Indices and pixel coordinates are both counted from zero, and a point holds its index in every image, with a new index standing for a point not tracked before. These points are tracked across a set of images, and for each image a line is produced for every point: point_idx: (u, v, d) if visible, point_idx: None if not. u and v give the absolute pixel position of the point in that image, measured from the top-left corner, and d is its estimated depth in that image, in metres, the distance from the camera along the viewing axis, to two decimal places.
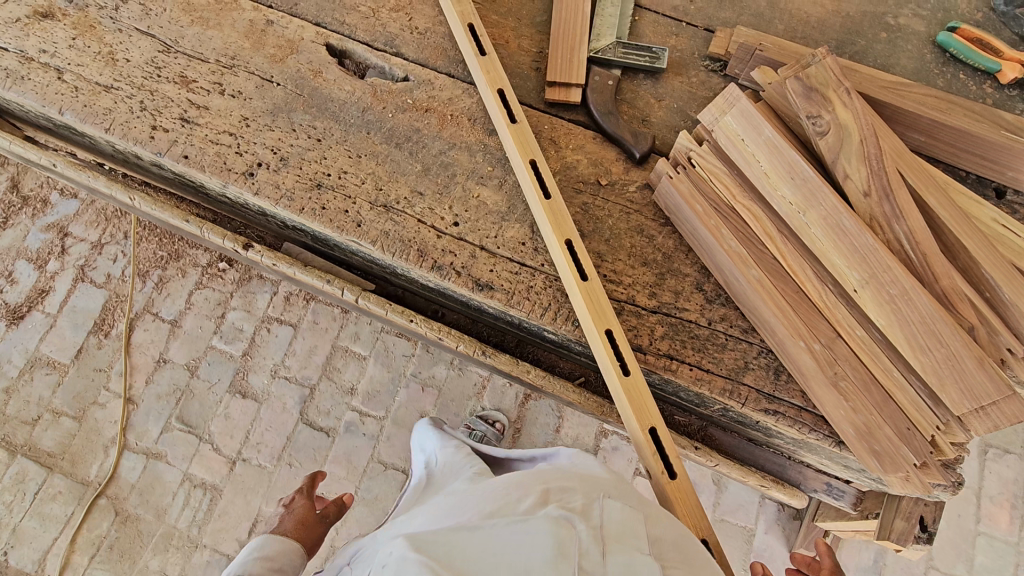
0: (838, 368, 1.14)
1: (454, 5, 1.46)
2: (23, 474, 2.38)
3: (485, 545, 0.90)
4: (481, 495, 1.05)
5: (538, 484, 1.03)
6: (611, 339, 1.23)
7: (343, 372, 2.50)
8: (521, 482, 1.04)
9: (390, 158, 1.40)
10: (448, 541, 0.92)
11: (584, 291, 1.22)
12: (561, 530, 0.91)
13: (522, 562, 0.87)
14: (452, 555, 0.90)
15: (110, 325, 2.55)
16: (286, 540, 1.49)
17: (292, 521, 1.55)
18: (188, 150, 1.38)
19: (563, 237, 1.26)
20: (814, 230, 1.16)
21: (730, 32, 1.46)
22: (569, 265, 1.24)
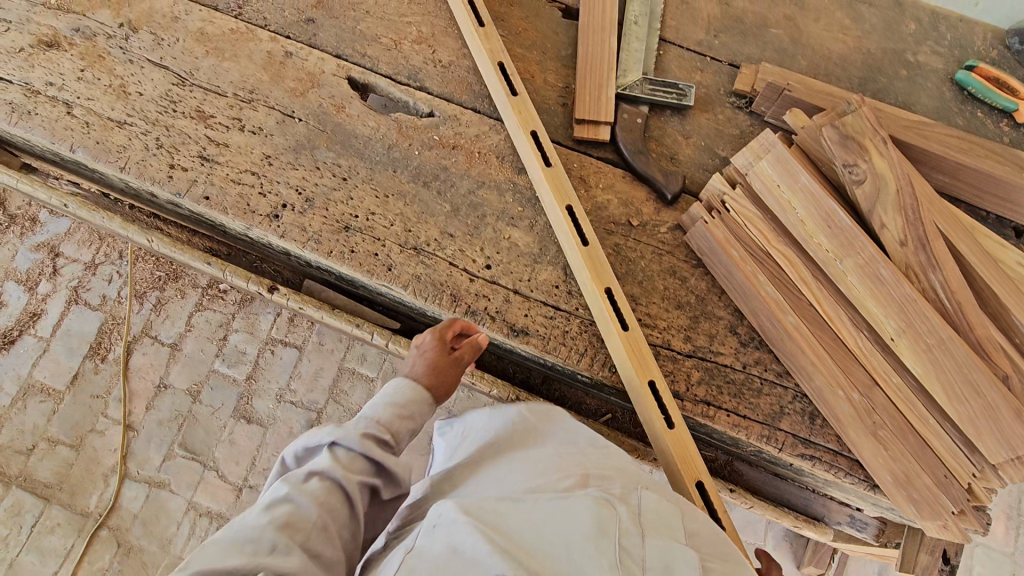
0: (876, 417, 1.16)
1: (482, 41, 1.43)
2: (19, 506, 2.29)
3: (529, 513, 0.84)
4: (515, 471, 0.99)
5: (575, 467, 0.97)
6: (653, 389, 1.23)
7: (350, 395, 2.45)
8: (558, 463, 0.99)
9: (417, 198, 1.37)
10: (494, 506, 0.86)
11: (624, 340, 1.22)
12: (604, 507, 0.85)
13: (568, 531, 0.80)
14: (499, 519, 0.84)
15: (106, 349, 2.47)
16: (420, 389, 1.17)
17: (428, 365, 1.18)
18: (209, 191, 1.33)
19: (603, 286, 1.26)
20: (851, 278, 1.18)
21: (755, 69, 1.46)
22: (607, 312, 1.24)
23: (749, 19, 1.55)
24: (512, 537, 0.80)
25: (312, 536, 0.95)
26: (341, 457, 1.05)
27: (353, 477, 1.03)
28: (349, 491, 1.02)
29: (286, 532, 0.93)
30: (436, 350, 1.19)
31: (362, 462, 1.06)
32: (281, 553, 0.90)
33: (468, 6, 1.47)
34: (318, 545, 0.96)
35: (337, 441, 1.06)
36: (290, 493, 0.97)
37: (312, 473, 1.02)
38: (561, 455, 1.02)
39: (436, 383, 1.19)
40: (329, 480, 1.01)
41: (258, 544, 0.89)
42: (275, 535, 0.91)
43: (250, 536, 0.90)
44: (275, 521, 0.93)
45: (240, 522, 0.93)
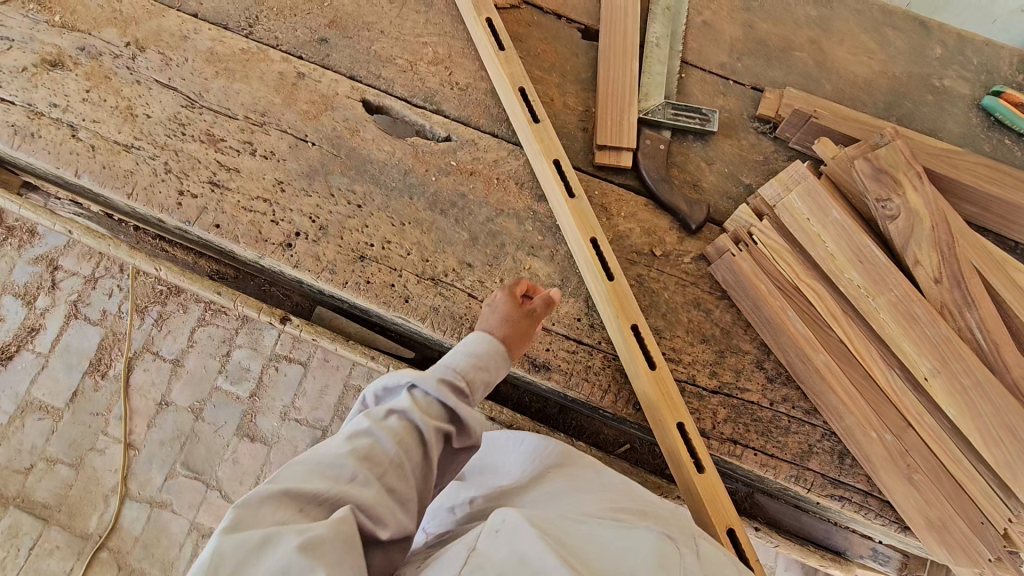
0: (910, 460, 1.14)
1: (503, 65, 1.39)
2: (17, 527, 2.24)
3: (595, 535, 0.79)
4: (577, 504, 0.95)
5: (638, 510, 0.92)
6: (682, 430, 1.20)
7: None
8: (620, 502, 0.94)
9: (435, 226, 1.33)
10: (559, 523, 0.81)
11: (652, 379, 1.18)
12: (671, 543, 0.77)
13: (633, 557, 0.74)
14: (564, 535, 0.78)
15: (107, 365, 2.41)
16: (496, 341, 1.11)
17: (502, 322, 1.14)
18: (220, 219, 1.29)
19: (629, 322, 1.22)
20: (884, 315, 1.15)
21: (780, 94, 1.42)
22: (633, 351, 1.20)
23: (773, 42, 1.51)
24: (579, 555, 0.74)
25: (390, 473, 0.89)
26: (419, 400, 0.97)
27: (430, 421, 0.96)
28: (427, 436, 0.94)
29: (366, 465, 0.87)
30: (510, 306, 1.16)
31: (438, 408, 0.99)
32: (361, 484, 0.84)
33: (488, 28, 1.43)
34: (396, 483, 0.89)
35: (416, 382, 1.00)
36: (369, 428, 0.92)
37: (391, 412, 0.95)
38: (624, 494, 0.98)
39: (510, 341, 1.13)
40: (407, 420, 0.95)
41: (339, 469, 0.84)
42: (356, 464, 0.86)
43: (332, 462, 0.85)
44: (355, 450, 0.87)
45: (322, 448, 0.88)
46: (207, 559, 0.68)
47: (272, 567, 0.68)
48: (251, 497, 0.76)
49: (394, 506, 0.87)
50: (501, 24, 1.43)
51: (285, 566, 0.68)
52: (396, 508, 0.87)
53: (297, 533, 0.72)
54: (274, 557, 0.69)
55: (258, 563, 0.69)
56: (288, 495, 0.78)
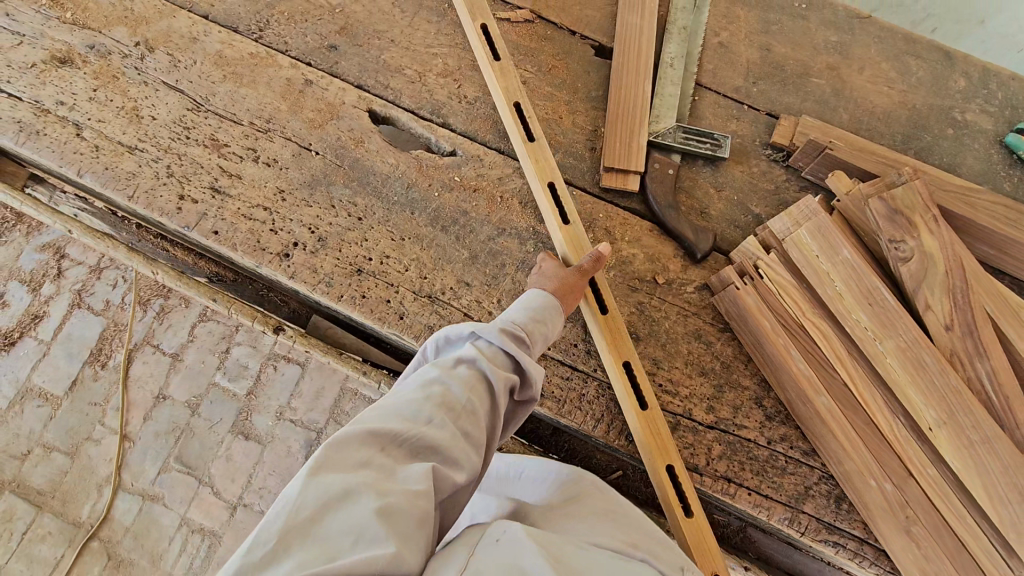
0: (910, 511, 1.11)
1: (500, 79, 1.37)
2: (11, 513, 2.25)
3: (591, 561, 0.81)
4: (576, 520, 0.95)
5: (631, 531, 0.95)
6: (671, 473, 1.18)
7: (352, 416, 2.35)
8: (615, 520, 0.97)
9: (435, 242, 1.31)
10: (559, 545, 0.82)
11: (643, 422, 1.17)
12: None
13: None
14: (564, 555, 0.79)
15: (107, 355, 2.42)
16: (549, 295, 1.12)
17: (554, 281, 1.16)
18: (219, 226, 1.28)
19: (620, 360, 1.20)
20: (890, 360, 1.12)
21: (795, 121, 1.39)
22: (626, 391, 1.18)
23: (790, 67, 1.48)
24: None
25: (462, 420, 0.88)
26: (484, 351, 0.97)
27: (498, 371, 0.95)
28: (496, 386, 0.93)
29: (439, 411, 0.86)
30: (555, 267, 1.19)
31: (504, 358, 0.98)
32: (435, 430, 0.84)
33: (484, 35, 1.40)
34: (469, 431, 0.88)
35: (480, 333, 0.99)
36: (440, 376, 0.91)
37: (459, 361, 0.95)
38: (620, 515, 0.99)
39: (563, 297, 1.14)
40: (476, 369, 0.94)
41: (415, 414, 0.84)
42: (430, 409, 0.86)
43: (407, 407, 0.85)
44: (428, 397, 0.87)
45: (397, 392, 0.88)
46: (293, 501, 0.71)
47: (350, 525, 0.70)
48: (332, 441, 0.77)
49: (468, 454, 0.87)
50: (495, 30, 1.40)
51: (361, 529, 0.70)
52: (470, 455, 0.86)
53: (374, 491, 0.74)
54: (353, 515, 0.71)
55: (337, 517, 0.71)
56: (367, 439, 0.79)
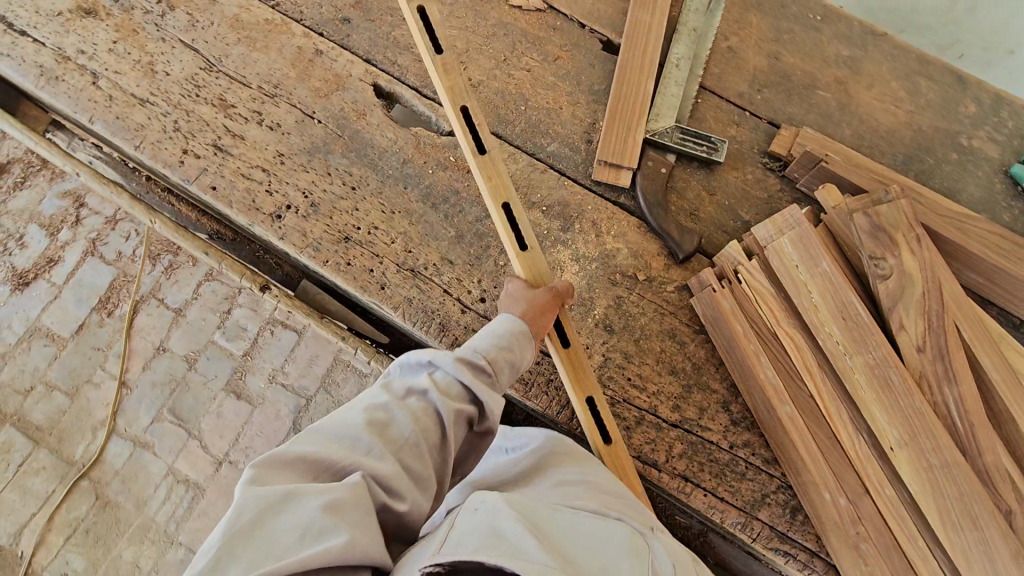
0: (861, 528, 1.11)
1: (444, 78, 1.17)
2: (8, 445, 2.21)
3: (568, 524, 0.80)
4: (556, 484, 0.96)
5: (611, 497, 0.95)
6: None
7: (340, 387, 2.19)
8: (597, 486, 0.98)
9: (423, 219, 1.34)
10: (535, 509, 0.82)
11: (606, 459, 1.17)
12: (641, 539, 0.82)
13: (606, 554, 0.75)
14: (541, 519, 0.79)
15: (114, 305, 2.35)
16: (519, 323, 1.05)
17: (526, 306, 1.11)
18: (217, 182, 1.33)
19: (585, 395, 1.16)
20: (858, 376, 1.11)
21: (795, 131, 1.38)
22: (592, 428, 1.16)
23: (797, 78, 1.48)
24: (551, 541, 0.75)
25: (407, 453, 0.80)
26: (439, 380, 0.89)
27: (450, 405, 0.86)
28: (446, 421, 0.85)
29: (381, 440, 0.80)
30: (527, 293, 1.13)
31: (460, 389, 0.90)
32: (377, 459, 0.77)
33: (421, 19, 1.16)
34: (414, 463, 0.81)
35: (439, 364, 0.90)
36: (386, 403, 0.84)
37: (410, 391, 0.87)
38: (597, 483, 0.99)
39: (535, 322, 1.09)
40: (427, 401, 0.86)
41: (355, 441, 0.78)
42: (372, 438, 0.79)
43: (346, 433, 0.79)
44: (371, 422, 0.81)
45: (340, 416, 0.82)
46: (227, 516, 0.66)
47: (296, 521, 0.66)
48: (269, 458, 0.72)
49: (411, 486, 0.80)
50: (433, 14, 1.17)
51: (309, 524, 0.66)
52: (412, 488, 0.79)
53: (320, 491, 0.70)
54: (298, 513, 0.67)
55: (281, 515, 0.67)
56: (305, 459, 0.74)
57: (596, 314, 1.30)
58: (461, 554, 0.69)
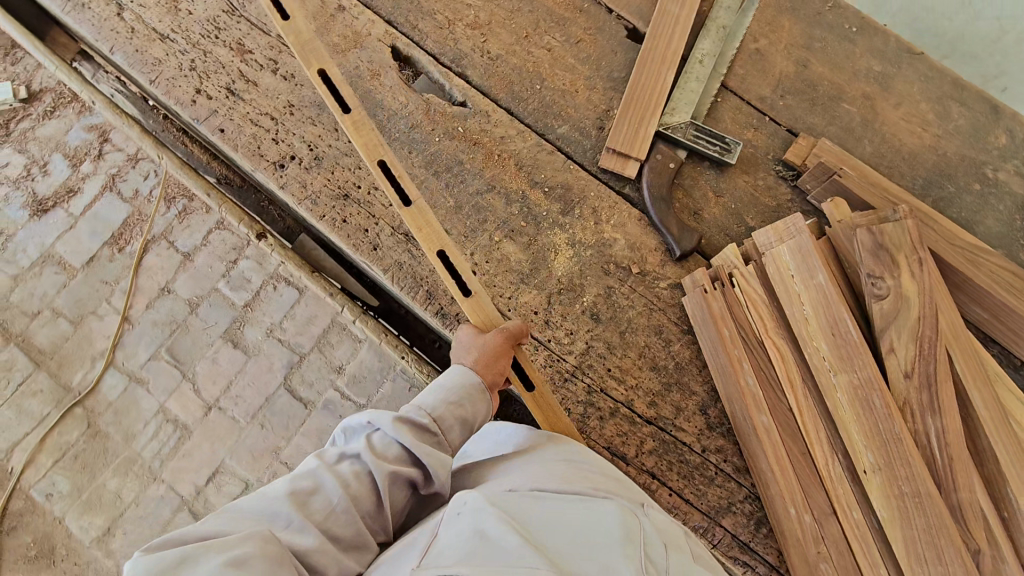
0: (823, 548, 1.07)
1: (354, 133, 1.14)
2: (9, 364, 2.02)
3: (555, 515, 0.79)
4: (538, 468, 0.94)
5: (597, 477, 0.93)
6: None
7: (334, 348, 1.95)
8: (581, 466, 0.96)
9: (424, 184, 1.35)
10: (520, 507, 0.81)
11: None
12: (629, 516, 0.80)
13: (591, 541, 0.73)
14: (526, 516, 0.78)
15: (127, 240, 2.10)
16: (468, 377, 1.03)
17: (475, 357, 1.06)
18: (225, 125, 1.35)
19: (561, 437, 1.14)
20: (839, 395, 1.08)
21: (812, 142, 1.35)
22: None
23: (823, 89, 1.44)
24: (535, 539, 0.73)
25: (333, 520, 0.80)
26: (374, 443, 0.90)
27: (384, 466, 0.87)
28: (378, 484, 0.85)
29: (305, 510, 0.79)
30: (477, 342, 1.08)
31: (397, 450, 0.90)
32: (296, 530, 0.76)
33: (323, 81, 1.16)
34: (342, 530, 0.80)
35: (376, 426, 0.91)
36: (316, 470, 0.85)
37: (342, 457, 0.88)
38: (581, 464, 0.96)
39: (486, 371, 1.05)
40: (358, 466, 0.86)
41: (273, 514, 0.77)
42: (293, 509, 0.78)
43: (268, 506, 0.79)
44: (294, 493, 0.81)
45: (266, 489, 0.82)
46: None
47: None
48: (171, 538, 0.70)
49: (338, 555, 0.78)
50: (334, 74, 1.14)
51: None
52: (340, 557, 0.78)
53: (221, 551, 0.66)
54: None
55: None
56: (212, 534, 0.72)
57: (584, 301, 1.28)
58: (444, 566, 0.67)
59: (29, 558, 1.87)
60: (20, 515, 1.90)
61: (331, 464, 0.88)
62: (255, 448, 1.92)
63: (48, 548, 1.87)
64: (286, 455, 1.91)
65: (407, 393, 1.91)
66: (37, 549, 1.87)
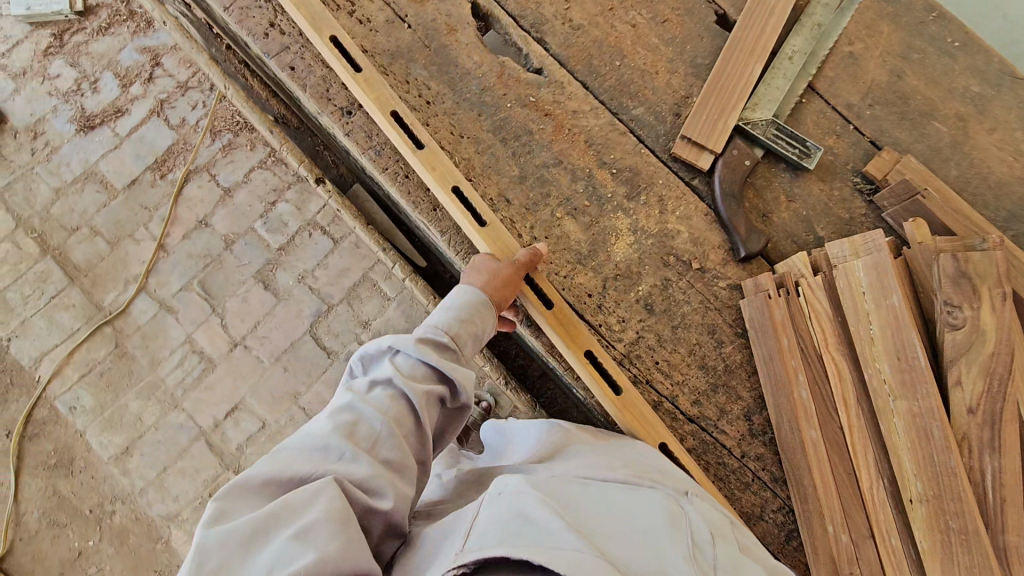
0: (856, 569, 1.05)
1: (365, 91, 1.19)
2: (45, 275, 2.03)
3: (598, 503, 0.77)
4: (577, 460, 0.93)
5: (637, 465, 0.92)
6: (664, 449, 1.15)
7: (364, 303, 1.94)
8: (618, 458, 0.95)
9: (490, 150, 1.30)
10: (564, 490, 0.79)
11: (620, 405, 1.14)
12: (674, 504, 0.79)
13: (636, 529, 0.72)
14: (569, 502, 0.76)
15: (169, 168, 2.09)
16: (481, 294, 1.01)
17: (487, 278, 1.05)
18: (296, 63, 1.29)
19: (582, 348, 1.15)
20: (895, 421, 1.05)
21: (897, 157, 1.29)
22: (596, 380, 1.14)
23: (915, 103, 1.36)
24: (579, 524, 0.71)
25: (380, 449, 0.77)
26: (400, 365, 0.86)
27: (418, 387, 0.83)
28: (416, 407, 0.82)
29: (352, 441, 0.76)
30: (490, 266, 1.08)
31: (425, 370, 0.87)
32: (350, 461, 0.74)
33: (334, 46, 1.22)
34: (391, 455, 0.77)
35: (398, 347, 0.87)
36: (351, 401, 0.80)
37: (373, 383, 0.84)
38: (622, 457, 0.95)
39: (496, 293, 1.05)
40: (393, 390, 0.83)
41: (323, 452, 0.73)
42: (341, 442, 0.75)
43: (313, 443, 0.75)
44: (337, 427, 0.77)
45: (305, 429, 0.78)
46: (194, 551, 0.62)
47: (264, 557, 0.61)
48: (235, 487, 0.69)
49: (393, 479, 0.76)
50: (347, 38, 1.22)
51: (277, 557, 0.61)
52: (393, 482, 0.76)
53: (291, 516, 0.65)
54: (264, 550, 0.62)
55: (247, 550, 0.62)
56: (273, 482, 0.70)
57: (639, 290, 1.25)
58: (487, 545, 0.66)
59: (49, 465, 1.93)
60: (44, 423, 1.95)
61: (363, 392, 0.83)
62: (277, 391, 1.93)
63: (67, 458, 1.93)
64: (304, 401, 1.92)
65: None
66: (57, 457, 1.93)
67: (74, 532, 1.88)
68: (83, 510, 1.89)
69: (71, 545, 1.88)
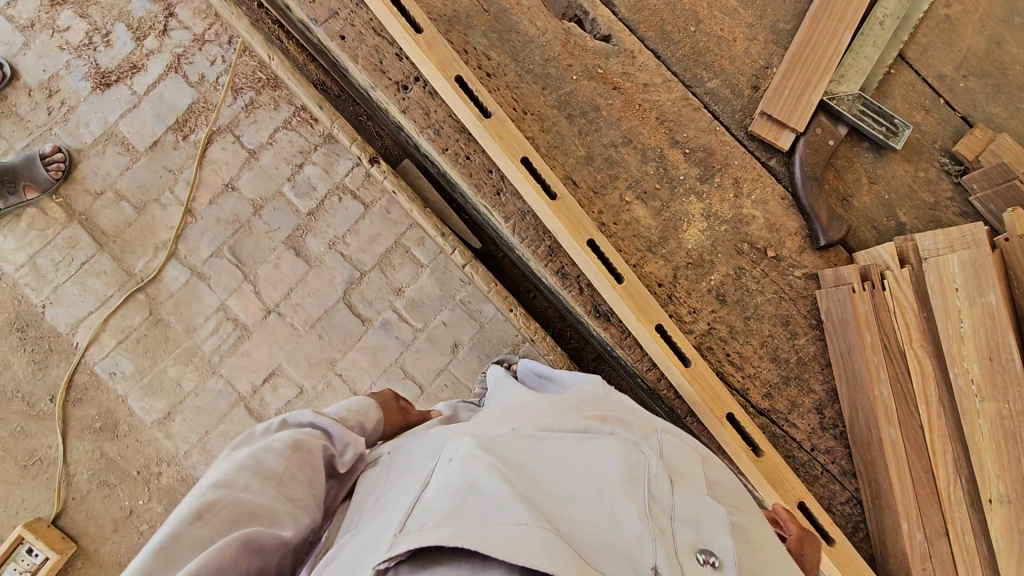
0: (929, 566, 1.06)
1: (427, 53, 1.11)
2: (72, 241, 1.99)
3: (553, 460, 0.64)
4: (532, 412, 0.80)
5: (598, 409, 0.81)
6: (732, 421, 1.15)
7: (398, 270, 1.90)
8: (580, 404, 0.83)
9: (556, 127, 1.22)
10: (518, 446, 0.67)
11: (690, 379, 1.12)
12: (634, 450, 0.67)
13: (589, 495, 0.60)
14: (522, 461, 0.63)
15: (191, 129, 2.00)
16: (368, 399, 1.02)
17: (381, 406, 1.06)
18: (345, 30, 1.17)
19: (653, 322, 1.12)
20: (981, 421, 1.04)
21: (989, 136, 1.21)
22: (663, 356, 1.11)
23: (1013, 74, 1.25)
24: (531, 492, 0.58)
25: (285, 485, 0.73)
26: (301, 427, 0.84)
27: (316, 439, 0.81)
28: (315, 452, 0.79)
29: (259, 477, 0.72)
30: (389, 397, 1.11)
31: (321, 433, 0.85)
32: (256, 494, 0.70)
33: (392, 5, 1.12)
34: (296, 492, 0.74)
35: (291, 418, 0.86)
36: (257, 449, 0.76)
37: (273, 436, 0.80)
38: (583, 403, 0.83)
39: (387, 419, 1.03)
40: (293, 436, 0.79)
41: (226, 487, 0.69)
42: (245, 478, 0.71)
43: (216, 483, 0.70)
44: (242, 467, 0.72)
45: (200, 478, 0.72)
46: None
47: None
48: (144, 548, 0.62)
49: (297, 514, 0.72)
50: None
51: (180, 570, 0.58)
52: (299, 519, 0.72)
53: (208, 543, 0.63)
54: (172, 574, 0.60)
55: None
56: (187, 516, 0.65)
57: (711, 279, 1.20)
58: (421, 527, 0.53)
59: (94, 429, 1.95)
60: (86, 389, 1.95)
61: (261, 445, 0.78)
62: (314, 360, 1.91)
63: (111, 423, 1.94)
64: (340, 368, 1.90)
65: (469, 324, 1.87)
66: (102, 421, 1.95)
67: (124, 491, 1.93)
68: (130, 471, 1.93)
69: (122, 504, 1.93)
